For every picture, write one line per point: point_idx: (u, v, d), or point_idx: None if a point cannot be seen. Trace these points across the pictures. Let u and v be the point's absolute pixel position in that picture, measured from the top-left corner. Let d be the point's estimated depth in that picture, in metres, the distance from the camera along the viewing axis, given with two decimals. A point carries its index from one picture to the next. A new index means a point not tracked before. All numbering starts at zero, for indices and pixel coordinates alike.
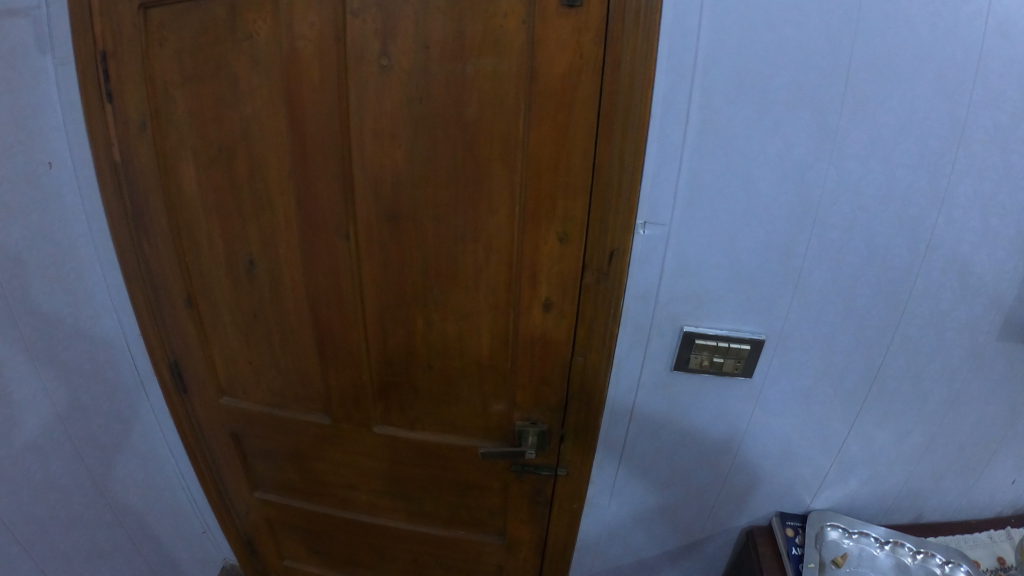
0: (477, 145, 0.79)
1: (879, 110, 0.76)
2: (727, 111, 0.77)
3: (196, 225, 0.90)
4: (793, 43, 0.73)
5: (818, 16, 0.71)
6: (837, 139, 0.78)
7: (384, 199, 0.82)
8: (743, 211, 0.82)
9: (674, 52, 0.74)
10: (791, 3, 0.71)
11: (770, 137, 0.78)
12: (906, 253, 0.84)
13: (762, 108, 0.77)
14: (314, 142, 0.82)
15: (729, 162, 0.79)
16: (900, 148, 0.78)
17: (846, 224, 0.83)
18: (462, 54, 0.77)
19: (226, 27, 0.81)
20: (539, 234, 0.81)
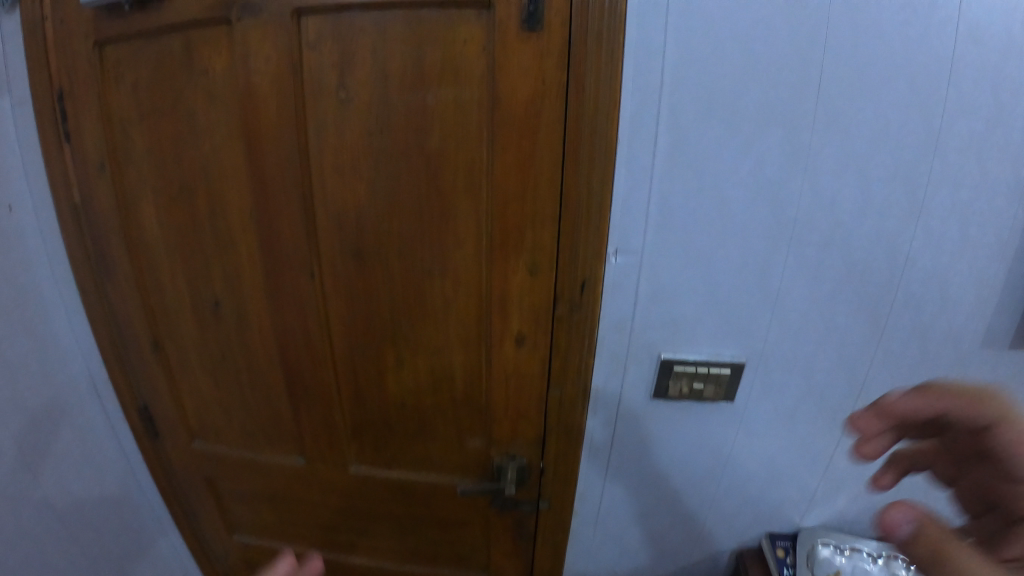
0: (440, 177, 0.78)
1: (851, 124, 0.74)
2: (697, 131, 0.75)
3: (158, 265, 0.88)
4: (761, 59, 0.71)
5: (785, 31, 0.70)
6: (809, 155, 0.76)
7: (348, 236, 0.80)
8: (717, 233, 0.80)
9: (640, 73, 0.72)
10: (757, 19, 0.69)
11: (742, 155, 0.76)
12: (885, 266, 0.82)
13: (731, 126, 0.75)
14: (274, 179, 0.79)
15: (702, 183, 0.77)
16: (873, 161, 0.76)
17: (822, 240, 0.81)
18: (421, 84, 0.75)
19: (182, 63, 0.81)
20: (507, 265, 0.80)
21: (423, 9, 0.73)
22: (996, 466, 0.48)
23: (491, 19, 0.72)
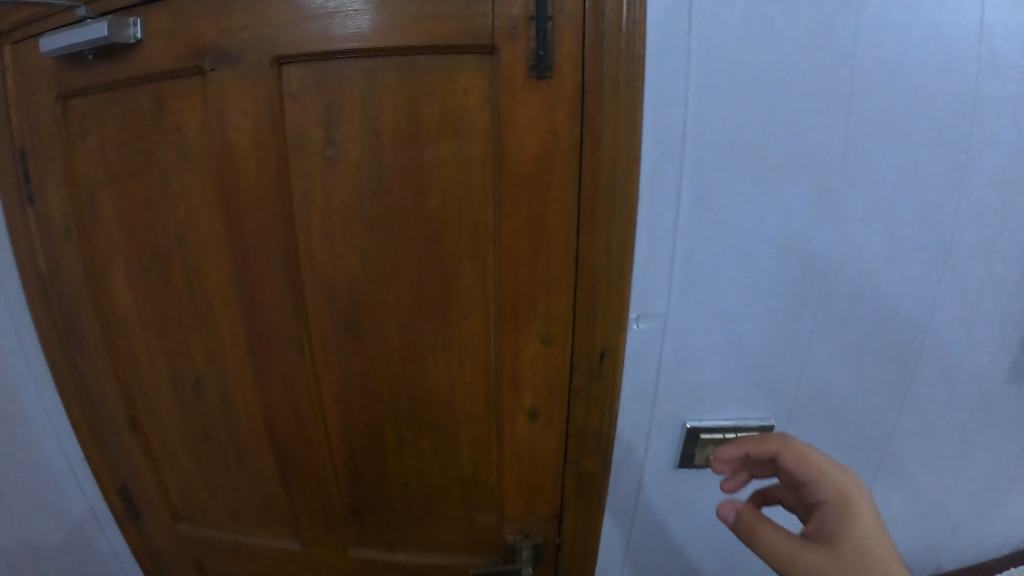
0: (440, 242, 0.71)
1: (875, 168, 0.68)
2: (724, 184, 0.68)
3: (133, 338, 0.81)
4: (787, 103, 0.65)
5: (811, 71, 0.64)
6: (838, 204, 0.69)
7: (340, 306, 0.74)
8: (743, 291, 0.73)
9: (660, 123, 0.66)
10: (777, 57, 0.64)
11: (769, 208, 0.69)
12: (912, 315, 0.75)
13: (758, 178, 0.68)
14: (256, 248, 0.73)
15: (728, 240, 0.71)
16: (900, 207, 0.70)
17: (851, 292, 0.74)
18: (417, 140, 0.69)
19: (153, 118, 0.75)
20: (519, 335, 0.73)
21: (418, 55, 0.67)
22: (801, 496, 0.56)
23: (496, 66, 0.66)
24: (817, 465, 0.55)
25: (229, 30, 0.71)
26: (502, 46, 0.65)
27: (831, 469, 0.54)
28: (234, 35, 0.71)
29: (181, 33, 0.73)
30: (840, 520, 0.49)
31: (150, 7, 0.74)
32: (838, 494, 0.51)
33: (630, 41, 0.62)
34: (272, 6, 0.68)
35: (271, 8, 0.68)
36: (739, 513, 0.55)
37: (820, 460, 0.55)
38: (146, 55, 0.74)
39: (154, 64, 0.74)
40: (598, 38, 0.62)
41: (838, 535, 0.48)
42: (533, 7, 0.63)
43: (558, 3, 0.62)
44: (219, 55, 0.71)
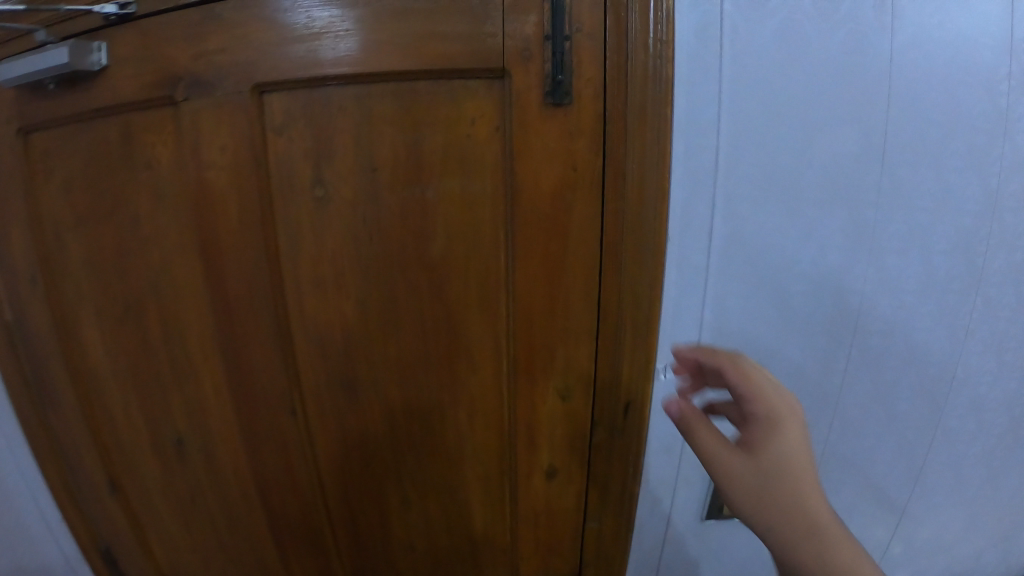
0: (446, 290, 0.66)
1: (911, 194, 0.63)
2: (757, 217, 0.63)
3: (108, 392, 0.75)
4: (820, 129, 0.61)
5: (846, 93, 0.60)
6: (875, 235, 0.65)
7: (332, 366, 0.69)
8: (775, 331, 0.68)
9: (693, 149, 0.61)
10: (808, 79, 0.60)
11: (804, 242, 0.64)
12: (945, 347, 0.70)
13: (793, 210, 0.63)
14: (240, 300, 0.67)
15: (761, 278, 0.65)
16: (936, 233, 0.65)
17: (886, 327, 0.68)
18: (418, 178, 0.62)
19: (121, 154, 0.68)
20: (534, 388, 0.70)
21: (418, 81, 0.61)
22: (739, 411, 0.46)
23: (507, 92, 0.60)
24: (758, 385, 0.43)
25: (204, 55, 0.64)
26: (514, 70, 0.58)
27: (769, 387, 0.43)
28: (211, 60, 0.63)
29: (152, 58, 0.66)
30: (767, 445, 0.41)
31: (117, 31, 0.67)
32: (773, 421, 0.41)
33: (656, 63, 0.57)
34: (254, 28, 0.62)
35: (254, 31, 0.62)
36: (682, 410, 0.46)
37: (761, 377, 0.44)
38: (112, 84, 0.67)
39: (122, 94, 0.67)
40: (620, 60, 0.58)
41: (763, 449, 0.41)
42: (548, 27, 0.57)
43: (576, 22, 0.57)
44: (193, 82, 0.64)
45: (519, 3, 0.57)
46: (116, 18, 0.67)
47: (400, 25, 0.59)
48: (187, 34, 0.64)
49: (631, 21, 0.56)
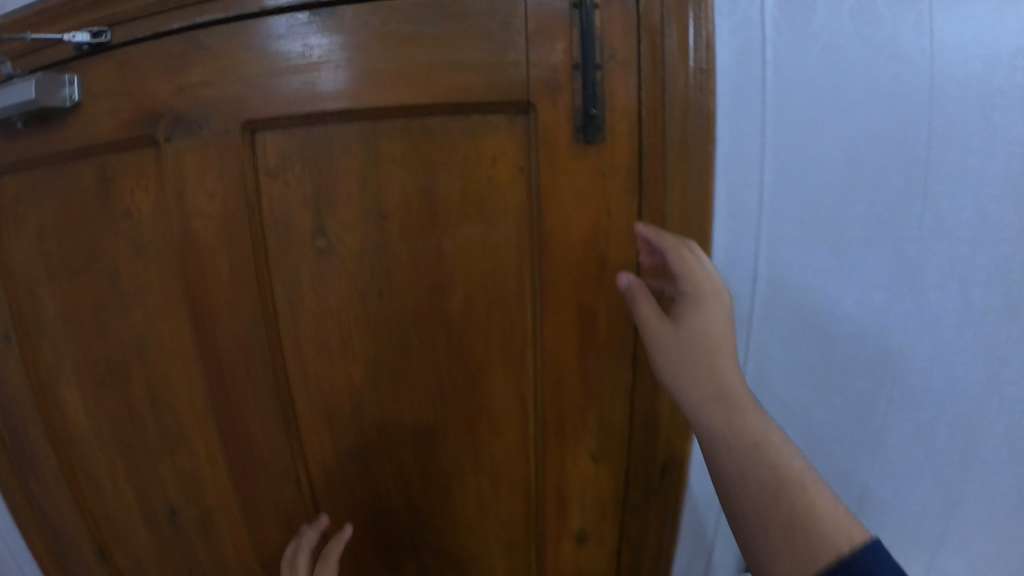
0: (465, 348, 0.59)
1: (977, 216, 0.53)
2: (802, 261, 0.55)
3: (92, 457, 0.69)
4: (866, 149, 0.52)
5: (889, 102, 0.51)
6: (938, 273, 0.54)
7: (338, 432, 0.62)
8: (824, 391, 0.58)
9: (737, 188, 0.54)
10: (845, 92, 0.51)
11: (856, 286, 0.54)
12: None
13: (843, 250, 0.54)
14: (232, 364, 0.60)
15: (810, 332, 0.56)
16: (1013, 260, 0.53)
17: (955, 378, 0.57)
18: (432, 226, 0.55)
19: (97, 202, 0.60)
20: (564, 454, 0.61)
21: (430, 116, 0.53)
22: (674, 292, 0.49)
23: (533, 129, 0.52)
24: (694, 268, 0.46)
25: (187, 89, 0.57)
26: (540, 102, 0.51)
27: (705, 273, 0.46)
28: (196, 95, 0.56)
29: (129, 93, 0.59)
30: (696, 322, 0.45)
31: (91, 63, 0.60)
32: (701, 300, 0.45)
33: (697, 95, 0.49)
34: (246, 58, 0.55)
35: (245, 61, 0.55)
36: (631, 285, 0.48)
37: (698, 263, 0.46)
38: (87, 122, 0.60)
39: (96, 134, 0.59)
40: (656, 92, 0.49)
41: (688, 325, 0.45)
42: (577, 54, 0.49)
43: (607, 49, 0.49)
44: (175, 120, 0.57)
45: (544, 28, 0.49)
46: (89, 48, 0.60)
47: (408, 52, 0.52)
48: (169, 65, 0.57)
49: (670, 47, 0.48)
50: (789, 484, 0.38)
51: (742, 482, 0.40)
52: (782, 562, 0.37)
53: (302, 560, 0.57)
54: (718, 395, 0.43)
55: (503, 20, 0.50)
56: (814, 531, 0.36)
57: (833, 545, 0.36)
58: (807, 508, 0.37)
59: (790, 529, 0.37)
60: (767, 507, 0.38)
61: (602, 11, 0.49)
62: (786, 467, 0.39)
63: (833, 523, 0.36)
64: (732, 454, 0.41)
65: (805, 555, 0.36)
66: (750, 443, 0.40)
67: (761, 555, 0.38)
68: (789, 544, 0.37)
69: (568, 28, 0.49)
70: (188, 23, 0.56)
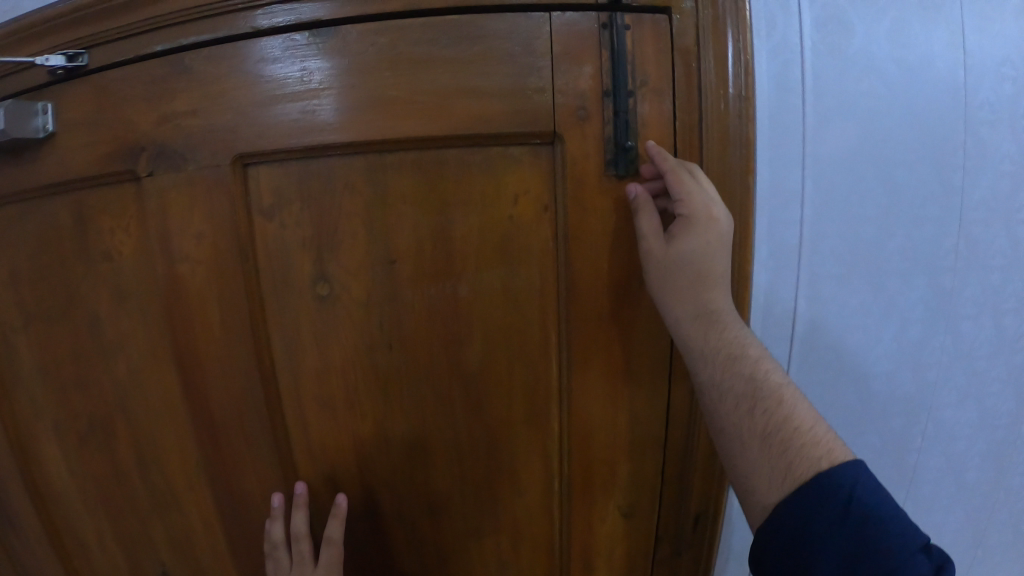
0: (484, 401, 0.54)
1: (960, 251, 0.67)
2: (837, 291, 0.66)
3: (76, 514, 0.64)
4: (884, 198, 0.64)
5: (902, 160, 0.64)
6: (938, 297, 0.68)
7: (346, 493, 0.57)
8: (856, 398, 0.69)
9: (776, 228, 0.64)
10: (868, 149, 0.63)
11: (876, 309, 0.67)
12: (995, 393, 0.74)
13: (871, 281, 0.66)
14: (227, 425, 0.55)
15: (842, 348, 0.68)
16: (979, 285, 0.69)
17: (940, 379, 0.71)
18: (448, 272, 0.51)
19: (73, 247, 0.56)
20: (592, 507, 0.57)
21: (445, 147, 0.49)
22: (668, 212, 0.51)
23: (558, 161, 0.50)
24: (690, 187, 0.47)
25: (171, 118, 0.51)
26: (568, 133, 0.49)
27: (699, 196, 0.47)
28: (181, 125, 0.51)
29: (106, 122, 0.53)
30: (692, 243, 0.47)
31: (66, 88, 0.55)
32: (693, 221, 0.47)
33: (736, 123, 0.50)
34: (235, 84, 0.50)
35: (234, 87, 0.50)
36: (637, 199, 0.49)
37: (694, 186, 0.48)
38: (62, 156, 0.55)
39: (70, 168, 0.54)
40: (692, 119, 0.51)
41: (683, 244, 0.47)
42: (608, 80, 0.49)
43: (640, 75, 0.50)
44: (158, 153, 0.51)
45: (571, 52, 0.49)
46: (64, 72, 0.54)
47: (423, 78, 0.48)
48: (150, 91, 0.51)
49: (706, 75, 0.50)
50: (768, 402, 0.44)
51: (726, 399, 0.45)
52: (759, 471, 0.43)
53: (299, 518, 0.53)
54: (705, 320, 0.47)
55: (527, 45, 0.48)
56: (790, 444, 0.42)
57: (807, 460, 0.41)
58: (783, 422, 0.43)
59: (768, 442, 0.43)
60: (747, 423, 0.44)
61: (632, 33, 0.49)
62: (768, 388, 0.44)
63: (807, 438, 0.42)
64: (717, 372, 0.46)
65: (781, 466, 0.42)
66: (735, 365, 0.45)
67: (739, 465, 0.44)
68: (765, 455, 0.43)
69: (597, 49, 0.49)
70: (171, 45, 0.50)
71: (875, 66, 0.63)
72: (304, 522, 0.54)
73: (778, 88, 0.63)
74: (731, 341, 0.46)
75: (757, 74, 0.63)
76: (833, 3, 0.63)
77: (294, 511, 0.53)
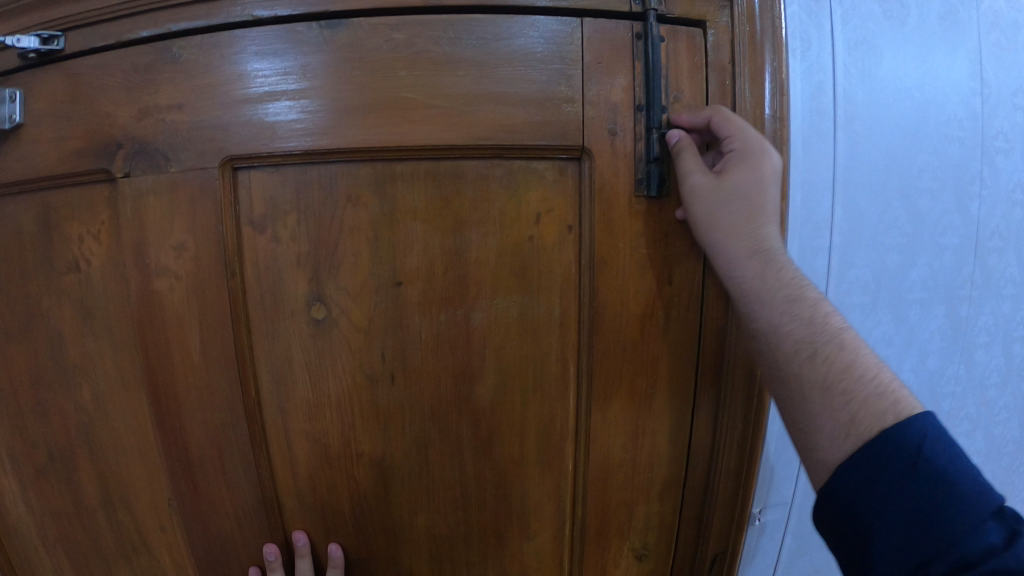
0: (494, 437, 0.48)
1: (978, 278, 0.66)
2: (863, 324, 0.62)
3: (33, 549, 0.60)
4: (911, 220, 0.61)
5: (928, 183, 0.61)
6: (958, 325, 0.66)
7: (335, 537, 0.51)
8: None
9: (806, 256, 0.59)
10: (898, 171, 0.60)
11: (900, 340, 0.63)
12: (1002, 422, 0.73)
13: (899, 309, 0.63)
14: (204, 462, 0.50)
15: None
16: (993, 312, 0.67)
17: (955, 408, 0.69)
18: (460, 297, 0.46)
19: (39, 257, 0.51)
20: (606, 558, 0.52)
21: (462, 158, 0.44)
22: (713, 157, 0.47)
23: (586, 178, 0.45)
24: (741, 126, 0.44)
25: (153, 113, 0.45)
26: (597, 149, 0.45)
27: (750, 134, 0.44)
28: (165, 121, 0.45)
29: (78, 117, 0.47)
30: (748, 174, 0.43)
31: (37, 74, 0.49)
32: (748, 153, 0.43)
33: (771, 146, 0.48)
34: (227, 78, 0.44)
35: (227, 82, 0.44)
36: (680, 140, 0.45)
37: (744, 127, 0.44)
38: (31, 153, 0.49)
39: (36, 167, 0.49)
40: None
41: (737, 178, 0.43)
42: (641, 93, 0.45)
43: (674, 90, 0.46)
44: (137, 151, 0.45)
45: (604, 61, 0.45)
46: (36, 56, 0.48)
47: (441, 81, 0.43)
48: (131, 82, 0.46)
49: (741, 94, 0.47)
50: (830, 347, 0.38)
51: (782, 343, 0.40)
52: (819, 426, 0.37)
53: (303, 569, 0.49)
54: (760, 255, 0.42)
55: (557, 52, 0.44)
56: (855, 396, 0.36)
57: (873, 414, 0.36)
58: (846, 371, 0.37)
59: (829, 393, 0.37)
60: (805, 370, 0.38)
61: (666, 45, 0.46)
62: (828, 331, 0.39)
63: (871, 389, 0.36)
64: (772, 314, 0.41)
65: (844, 420, 0.36)
66: (793, 305, 0.40)
67: (797, 421, 0.39)
68: (828, 407, 0.37)
69: (631, 60, 0.45)
70: (158, 31, 0.45)
71: (906, 87, 0.60)
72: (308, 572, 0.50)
73: (811, 111, 0.58)
74: (786, 280, 0.41)
75: (792, 96, 0.58)
76: (863, 25, 0.59)
77: (297, 561, 0.49)
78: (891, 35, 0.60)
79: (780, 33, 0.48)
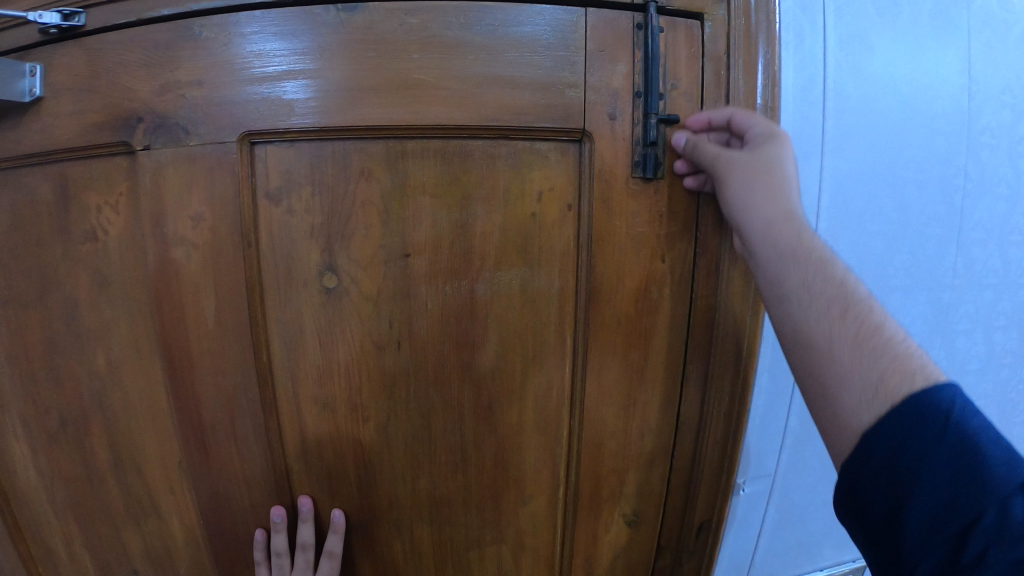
0: (496, 403, 0.51)
1: (961, 267, 0.69)
2: None
3: (43, 512, 0.63)
4: (899, 208, 0.65)
5: (914, 174, 0.64)
6: (942, 311, 0.69)
7: (341, 499, 0.53)
8: None
9: None
10: (887, 161, 0.63)
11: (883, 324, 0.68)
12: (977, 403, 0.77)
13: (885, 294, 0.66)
14: (215, 426, 0.52)
15: None
16: (975, 300, 0.70)
17: None
18: (465, 269, 0.48)
19: (54, 230, 0.53)
20: (596, 524, 0.55)
21: (470, 138, 0.47)
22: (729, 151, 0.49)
23: (586, 159, 0.48)
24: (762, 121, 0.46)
25: (174, 88, 0.47)
26: (598, 132, 0.47)
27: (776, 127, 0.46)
28: (185, 96, 0.47)
29: (99, 91, 0.49)
30: (777, 152, 0.44)
31: (58, 49, 0.50)
32: (775, 137, 0.45)
33: None
34: (247, 56, 0.46)
35: (247, 59, 0.46)
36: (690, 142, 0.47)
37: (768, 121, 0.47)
38: (50, 126, 0.51)
39: (56, 139, 0.51)
40: None
41: (769, 153, 0.44)
42: (640, 81, 0.48)
43: (671, 78, 0.49)
44: (157, 124, 0.47)
45: (607, 49, 0.47)
46: (57, 32, 0.50)
47: (452, 64, 0.46)
48: (152, 57, 0.47)
49: (735, 85, 0.50)
50: (862, 307, 0.39)
51: (814, 300, 0.40)
52: (846, 380, 0.37)
53: (306, 529, 0.52)
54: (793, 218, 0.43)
55: (562, 40, 0.46)
56: (885, 354, 0.36)
57: (902, 374, 0.36)
58: (874, 330, 0.38)
59: (860, 348, 0.37)
60: (835, 325, 0.38)
61: (665, 36, 0.48)
62: (860, 292, 0.39)
63: (901, 350, 0.37)
64: (805, 268, 0.41)
65: (873, 377, 0.36)
66: (826, 263, 0.40)
67: (824, 370, 0.38)
68: (855, 363, 0.37)
69: (632, 49, 0.48)
70: (180, 10, 0.47)
71: (897, 81, 0.63)
72: (310, 533, 0.53)
73: (804, 101, 0.61)
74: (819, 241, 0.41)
75: (786, 88, 0.60)
76: (855, 21, 0.62)
77: (300, 524, 0.52)
78: (883, 33, 0.62)
79: (774, 26, 0.50)
